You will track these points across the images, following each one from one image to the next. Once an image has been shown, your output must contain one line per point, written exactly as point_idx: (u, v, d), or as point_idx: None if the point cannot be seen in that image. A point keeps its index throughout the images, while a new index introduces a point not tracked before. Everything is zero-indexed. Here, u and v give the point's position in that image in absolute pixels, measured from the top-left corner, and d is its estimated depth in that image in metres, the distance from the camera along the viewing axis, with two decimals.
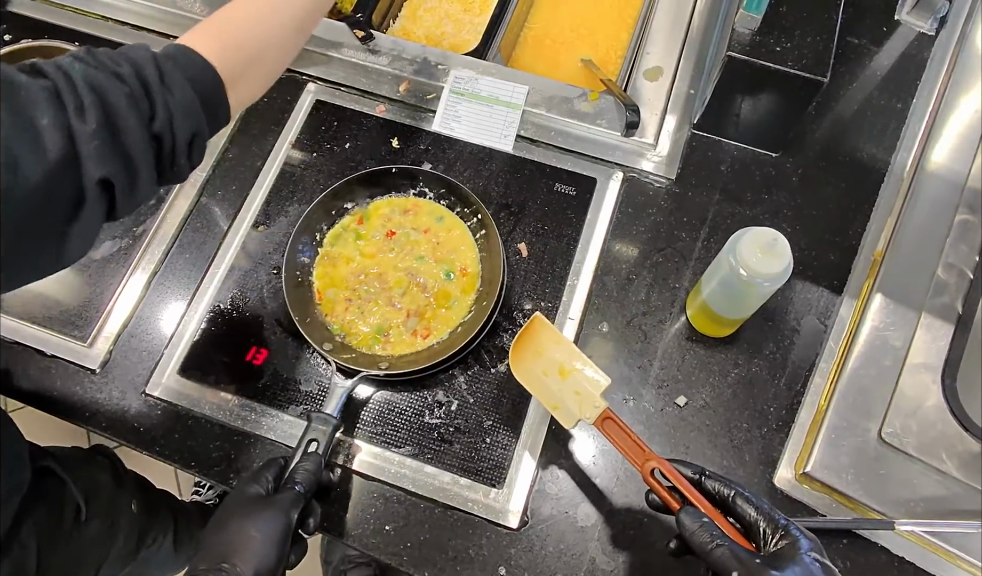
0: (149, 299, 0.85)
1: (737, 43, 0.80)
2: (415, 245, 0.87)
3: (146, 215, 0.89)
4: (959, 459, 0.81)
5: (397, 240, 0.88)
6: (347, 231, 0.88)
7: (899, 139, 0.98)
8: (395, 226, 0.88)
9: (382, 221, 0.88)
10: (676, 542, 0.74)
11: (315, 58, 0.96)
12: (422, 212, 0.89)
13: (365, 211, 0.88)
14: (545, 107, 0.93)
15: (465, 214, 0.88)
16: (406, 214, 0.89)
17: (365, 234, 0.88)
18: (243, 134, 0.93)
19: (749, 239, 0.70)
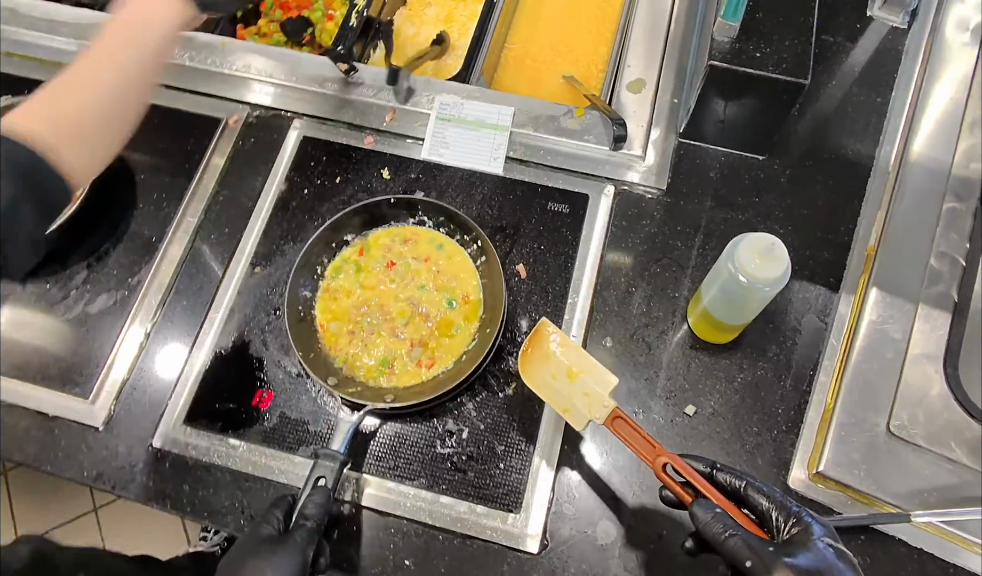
0: (149, 349, 0.84)
1: (717, 52, 0.81)
2: (415, 274, 0.87)
3: (140, 263, 0.88)
4: (969, 446, 0.82)
5: (398, 270, 0.88)
6: (348, 263, 0.88)
7: (882, 134, 1.00)
8: (395, 256, 0.88)
9: (382, 252, 0.88)
10: (691, 541, 0.73)
11: (299, 93, 0.96)
12: (421, 239, 0.89)
13: (365, 242, 0.88)
14: (531, 126, 0.94)
15: (466, 242, 0.88)
16: (406, 242, 0.89)
17: (365, 266, 0.88)
18: (231, 176, 0.93)
19: (747, 246, 0.69)
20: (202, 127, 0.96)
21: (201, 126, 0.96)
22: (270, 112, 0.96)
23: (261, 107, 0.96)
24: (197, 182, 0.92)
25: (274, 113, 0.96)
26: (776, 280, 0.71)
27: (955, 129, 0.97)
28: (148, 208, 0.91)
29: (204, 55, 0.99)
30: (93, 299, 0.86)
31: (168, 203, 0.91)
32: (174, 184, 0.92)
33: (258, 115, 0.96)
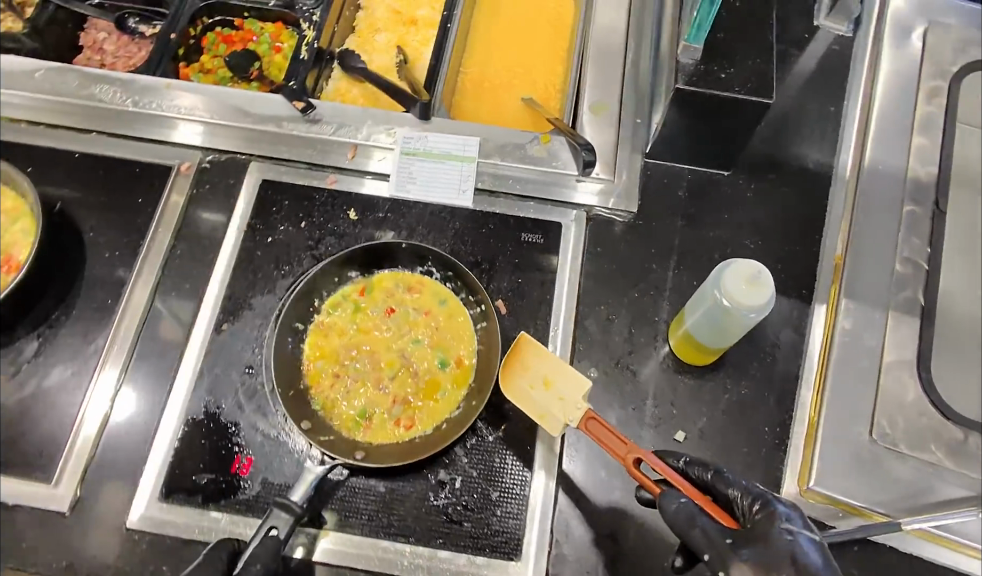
0: (120, 402, 0.79)
1: (683, 74, 0.81)
2: (413, 325, 0.85)
3: (94, 328, 0.81)
4: (946, 448, 0.84)
5: (395, 318, 0.86)
6: (347, 300, 0.86)
7: (842, 141, 1.02)
8: (396, 302, 0.86)
9: (383, 295, 0.87)
10: (680, 560, 0.74)
11: (253, 134, 0.92)
12: (426, 291, 0.87)
13: (368, 281, 0.87)
14: (498, 156, 0.92)
15: (470, 301, 0.86)
16: (410, 291, 0.87)
17: (364, 307, 0.86)
18: (187, 227, 0.88)
19: (733, 271, 0.68)
20: (152, 176, 0.90)
21: (149, 174, 0.90)
22: (225, 156, 0.91)
23: (215, 150, 0.91)
24: (152, 235, 0.86)
25: (228, 157, 0.91)
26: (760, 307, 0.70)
27: (903, 137, 1.02)
28: (99, 267, 0.84)
29: (150, 99, 0.93)
30: (46, 372, 0.79)
31: (120, 260, 0.85)
32: (125, 239, 0.86)
33: (212, 160, 0.91)
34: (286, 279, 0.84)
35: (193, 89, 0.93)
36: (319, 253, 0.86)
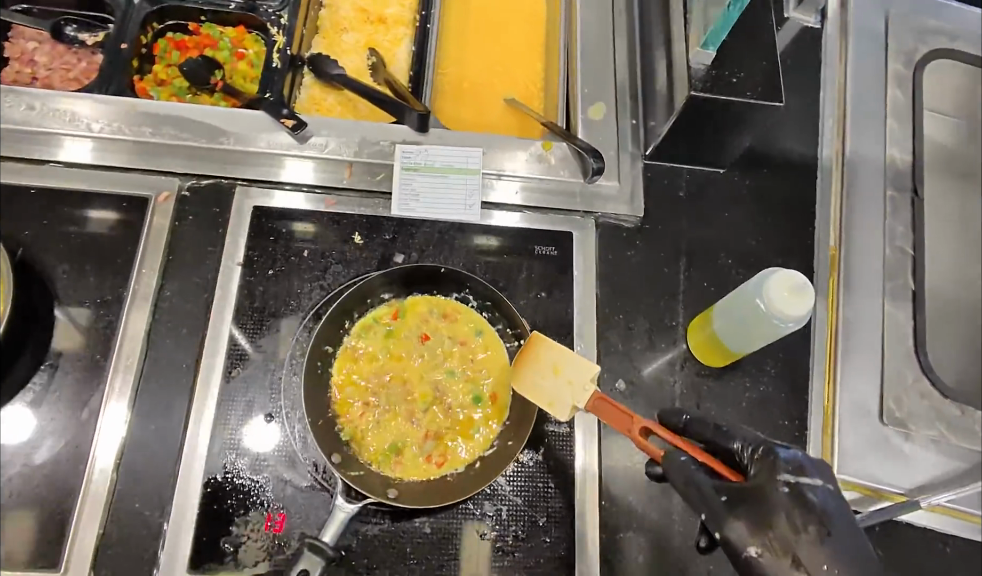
0: (135, 435, 0.73)
1: (696, 80, 0.80)
2: (447, 354, 0.81)
3: (86, 389, 0.73)
4: (946, 424, 0.91)
5: (430, 346, 0.81)
6: (378, 323, 0.81)
7: (822, 131, 1.04)
8: (430, 329, 0.82)
9: (417, 321, 0.82)
10: (704, 540, 0.78)
11: (237, 156, 0.84)
12: (461, 319, 0.83)
13: (402, 305, 0.82)
14: (503, 165, 0.89)
15: (507, 334, 0.82)
16: (445, 317, 0.83)
17: (397, 331, 0.81)
18: (173, 265, 0.80)
19: (780, 276, 0.67)
20: (128, 211, 0.81)
21: (125, 209, 0.81)
22: (206, 181, 0.84)
23: (194, 175, 0.83)
24: (136, 277, 0.78)
25: (209, 181, 0.84)
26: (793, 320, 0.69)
27: (879, 125, 1.05)
28: (81, 319, 0.76)
29: (111, 117, 0.83)
30: (37, 445, 0.70)
31: (105, 309, 0.76)
32: (107, 284, 0.77)
33: (191, 185, 0.84)
34: (296, 315, 0.79)
35: (165, 109, 0.84)
36: (327, 283, 0.81)
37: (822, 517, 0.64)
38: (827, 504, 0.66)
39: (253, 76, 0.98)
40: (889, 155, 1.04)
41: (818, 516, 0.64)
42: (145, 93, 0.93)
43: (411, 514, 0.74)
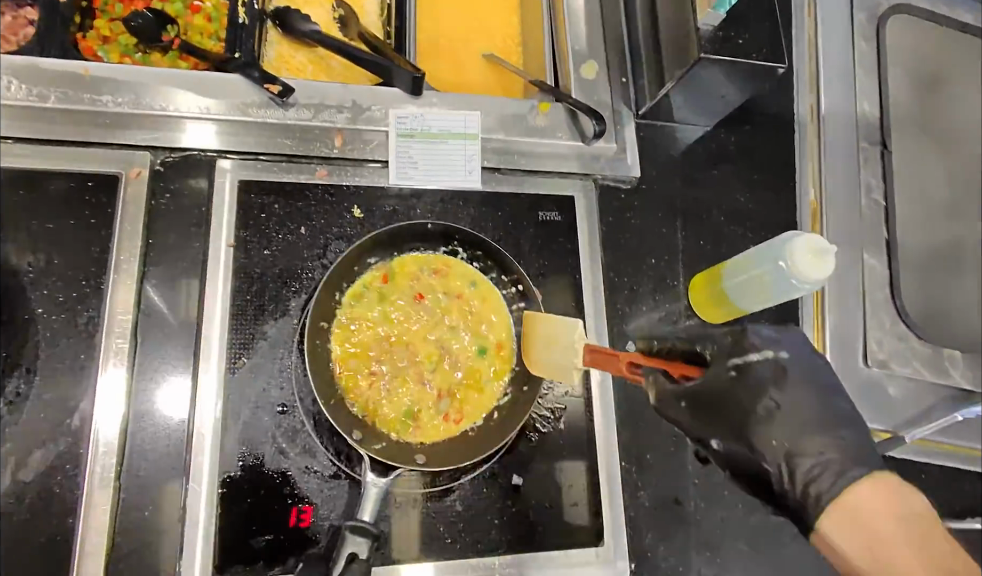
0: (137, 409, 0.68)
1: (705, 42, 0.80)
2: (446, 311, 0.79)
3: (75, 394, 0.66)
4: (923, 360, 0.98)
5: (427, 304, 0.78)
6: (369, 289, 0.77)
7: (797, 88, 1.04)
8: (424, 288, 0.79)
9: (409, 281, 0.78)
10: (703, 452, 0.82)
11: (213, 127, 0.76)
12: (453, 272, 0.80)
13: (391, 267, 0.78)
14: (501, 129, 0.84)
15: (503, 282, 0.80)
16: (436, 273, 0.79)
17: (390, 295, 0.77)
18: (156, 252, 0.73)
19: (802, 238, 0.68)
20: (95, 192, 0.72)
21: (91, 190, 0.72)
22: (179, 154, 0.76)
23: (167, 148, 0.75)
24: (116, 266, 0.70)
25: (183, 154, 0.76)
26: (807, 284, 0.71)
27: (848, 78, 1.06)
28: (58, 318, 0.68)
29: (66, 85, 0.73)
30: (28, 459, 0.64)
31: (84, 304, 0.69)
32: (83, 277, 0.69)
33: (164, 161, 0.76)
34: (300, 296, 0.74)
35: (118, 73, 0.74)
36: (328, 260, 0.76)
37: (792, 390, 0.62)
38: (798, 375, 0.63)
39: (211, 32, 0.86)
40: (859, 110, 1.05)
41: (787, 390, 0.62)
42: (91, 54, 0.80)
43: (440, 495, 0.73)
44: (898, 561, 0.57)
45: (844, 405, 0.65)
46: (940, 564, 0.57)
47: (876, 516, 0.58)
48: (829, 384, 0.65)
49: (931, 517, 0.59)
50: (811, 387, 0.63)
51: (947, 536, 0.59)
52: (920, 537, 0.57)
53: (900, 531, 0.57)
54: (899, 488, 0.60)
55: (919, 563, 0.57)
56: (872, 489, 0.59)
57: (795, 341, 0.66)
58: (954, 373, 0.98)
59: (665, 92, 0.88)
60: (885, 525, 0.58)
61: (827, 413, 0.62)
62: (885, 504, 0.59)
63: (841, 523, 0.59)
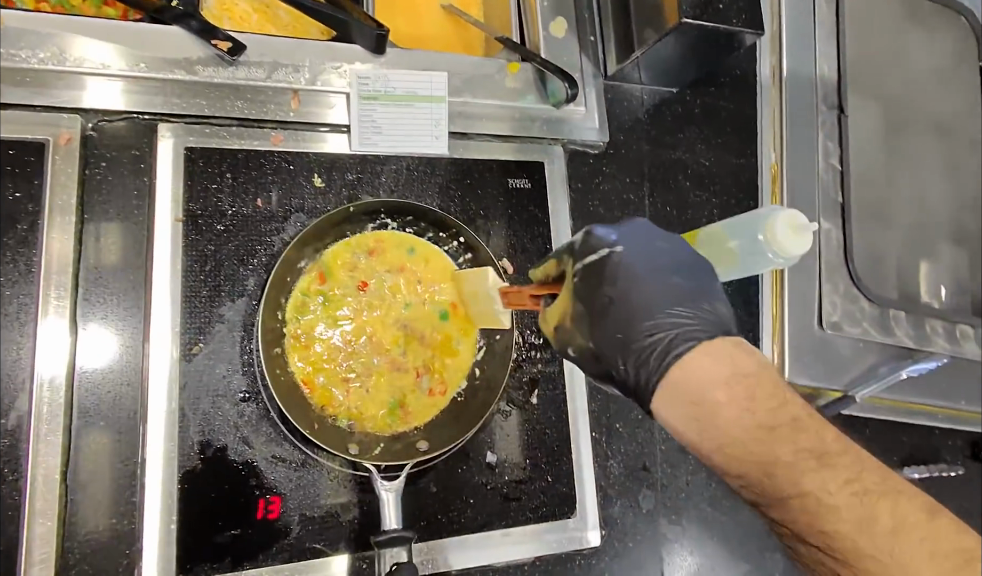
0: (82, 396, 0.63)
1: (688, 6, 0.79)
2: (395, 290, 0.75)
3: (8, 391, 0.60)
4: (874, 320, 0.99)
5: (373, 290, 0.74)
6: (309, 296, 0.71)
7: (757, 50, 1.02)
8: (365, 274, 0.74)
9: (346, 270, 0.73)
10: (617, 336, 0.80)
11: (152, 87, 0.69)
12: (388, 246, 0.75)
13: (323, 264, 0.72)
14: (467, 92, 0.80)
15: (443, 238, 0.77)
16: (372, 254, 0.75)
17: (333, 293, 0.72)
18: (96, 227, 0.67)
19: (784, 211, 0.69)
20: (18, 161, 0.64)
21: (14, 158, 0.64)
22: (116, 118, 0.69)
23: (99, 111, 0.68)
24: (48, 245, 0.63)
25: (123, 118, 0.69)
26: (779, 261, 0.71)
27: (810, 36, 1.02)
28: None
29: None
30: None
31: (12, 289, 0.61)
32: (9, 258, 0.62)
33: (96, 124, 0.68)
34: (258, 272, 0.69)
35: (39, 23, 0.65)
36: (289, 234, 0.71)
37: (630, 281, 0.60)
38: (635, 264, 0.60)
39: None
40: (818, 73, 1.01)
41: (624, 284, 0.60)
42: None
43: (415, 477, 0.71)
44: (718, 420, 0.54)
45: (681, 280, 0.61)
46: (760, 416, 0.55)
47: (700, 379, 0.56)
48: (675, 265, 0.62)
49: (755, 369, 0.56)
50: (650, 275, 0.61)
51: (773, 386, 0.57)
52: (740, 393, 0.55)
53: (717, 390, 0.55)
54: (724, 346, 0.57)
55: (739, 421, 0.54)
56: (697, 351, 0.57)
57: (637, 230, 0.63)
58: (898, 331, 1.00)
59: (633, 59, 0.87)
60: (704, 384, 0.55)
61: (667, 294, 0.60)
62: (708, 363, 0.56)
63: (666, 392, 0.56)
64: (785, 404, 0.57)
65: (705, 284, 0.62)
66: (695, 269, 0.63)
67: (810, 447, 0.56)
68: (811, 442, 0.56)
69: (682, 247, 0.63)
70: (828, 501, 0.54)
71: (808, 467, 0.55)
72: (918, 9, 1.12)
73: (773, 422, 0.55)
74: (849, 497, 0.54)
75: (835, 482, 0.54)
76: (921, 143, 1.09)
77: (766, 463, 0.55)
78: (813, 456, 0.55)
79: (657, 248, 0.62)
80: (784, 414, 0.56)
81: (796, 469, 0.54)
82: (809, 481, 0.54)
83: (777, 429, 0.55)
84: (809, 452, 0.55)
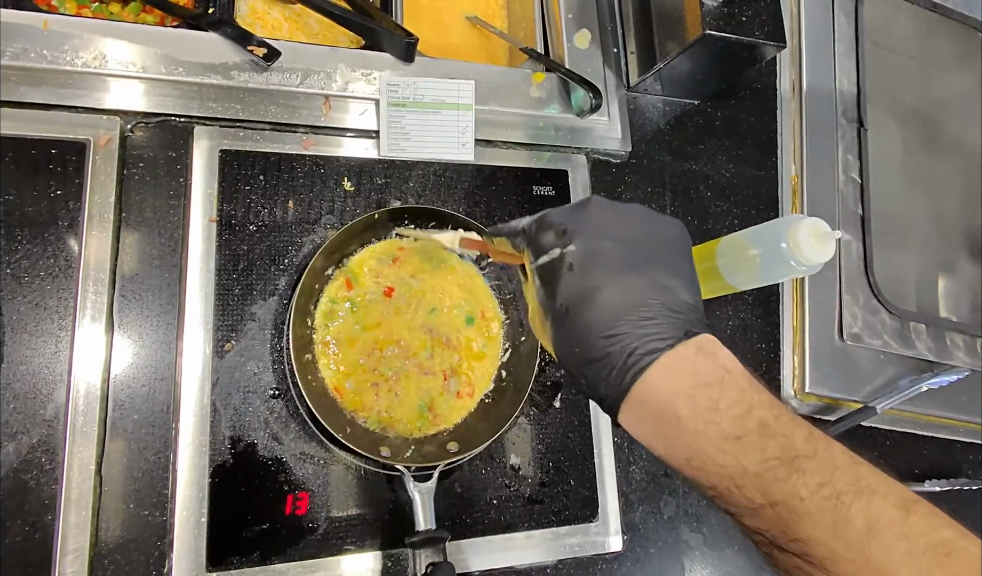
0: (116, 389, 0.64)
1: (711, 18, 0.80)
2: (420, 295, 0.76)
3: (45, 383, 0.61)
4: (894, 331, 0.98)
5: (399, 296, 0.75)
6: (338, 301, 0.73)
7: (778, 63, 1.04)
8: (390, 280, 0.75)
9: (371, 276, 0.74)
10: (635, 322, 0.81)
11: (189, 90, 0.71)
12: (412, 252, 0.76)
13: (349, 270, 0.73)
14: (493, 100, 0.82)
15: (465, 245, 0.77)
16: (396, 260, 0.76)
17: (361, 299, 0.73)
18: (133, 224, 0.68)
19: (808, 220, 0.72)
20: (60, 160, 0.66)
21: (57, 157, 0.66)
22: (153, 121, 0.71)
23: (136, 113, 0.70)
24: (87, 242, 0.65)
25: (159, 120, 0.71)
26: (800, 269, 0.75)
27: (829, 50, 1.03)
28: (25, 299, 0.62)
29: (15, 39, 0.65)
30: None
31: (53, 284, 0.63)
32: (51, 253, 0.64)
33: (134, 127, 0.70)
34: (287, 274, 0.71)
35: (82, 28, 0.67)
36: (319, 236, 0.73)
37: (586, 288, 0.63)
38: (588, 266, 0.63)
39: None
40: (838, 86, 1.02)
41: (579, 290, 0.63)
42: (45, 3, 0.72)
43: (441, 475, 0.72)
44: (683, 433, 0.58)
45: (635, 281, 0.64)
46: (727, 426, 0.58)
47: (664, 396, 0.59)
48: (626, 255, 0.64)
49: (721, 377, 0.60)
50: (606, 274, 0.63)
51: (739, 390, 0.60)
52: (702, 404, 0.58)
53: (680, 405, 0.58)
54: (687, 354, 0.61)
55: (705, 434, 0.58)
56: (660, 366, 0.60)
57: (592, 225, 0.65)
58: (919, 344, 1.00)
59: (656, 70, 0.88)
60: (667, 398, 0.59)
61: (622, 299, 0.63)
62: (674, 378, 0.60)
63: (634, 411, 0.61)
64: (751, 408, 0.60)
65: (654, 271, 0.65)
66: (649, 262, 0.65)
67: (778, 453, 0.58)
68: (781, 447, 0.59)
69: (639, 244, 0.66)
70: (798, 509, 0.57)
71: (777, 475, 0.57)
72: (936, 25, 1.13)
73: (740, 431, 0.58)
74: (816, 500, 0.57)
75: (806, 488, 0.57)
76: (940, 157, 1.09)
77: (732, 472, 0.58)
78: (780, 461, 0.58)
79: (610, 244, 0.64)
80: (752, 422, 0.59)
81: (763, 477, 0.57)
82: (779, 489, 0.57)
83: (742, 438, 0.58)
84: (777, 460, 0.58)
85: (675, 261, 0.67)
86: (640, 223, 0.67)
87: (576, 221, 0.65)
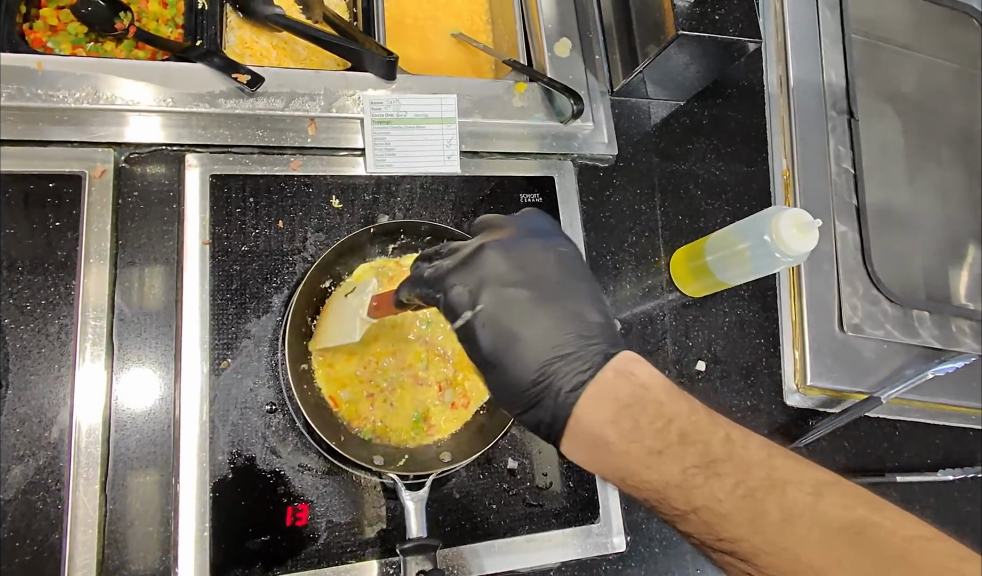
0: (118, 411, 0.67)
1: (683, 19, 0.81)
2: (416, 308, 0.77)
3: (50, 406, 0.64)
4: (896, 321, 0.97)
5: None
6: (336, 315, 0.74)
7: (764, 59, 1.04)
8: None
9: None
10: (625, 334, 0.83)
11: (181, 119, 0.74)
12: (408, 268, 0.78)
13: (349, 284, 0.75)
14: (476, 112, 0.83)
15: None
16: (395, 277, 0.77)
17: None
18: (130, 252, 0.71)
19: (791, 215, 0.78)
20: (57, 194, 0.69)
21: (54, 190, 0.69)
22: (145, 151, 0.73)
23: (131, 145, 0.73)
24: (86, 271, 0.68)
25: (151, 150, 0.73)
26: (787, 260, 0.80)
27: (815, 43, 1.03)
28: (27, 328, 0.65)
29: (11, 79, 0.68)
30: (5, 477, 0.62)
31: (54, 312, 0.66)
32: (52, 282, 0.67)
33: (128, 157, 0.73)
34: (281, 292, 0.73)
35: (75, 65, 0.70)
36: (310, 253, 0.75)
37: (504, 338, 0.62)
38: (499, 317, 0.62)
39: (168, 18, 0.80)
40: (825, 80, 1.02)
41: (500, 343, 0.62)
42: (41, 44, 0.75)
43: (439, 483, 0.73)
44: (610, 455, 0.57)
45: (548, 310, 0.63)
46: (650, 441, 0.57)
47: (589, 426, 0.58)
48: (534, 297, 0.63)
49: (638, 396, 0.58)
50: (517, 319, 0.62)
51: (658, 404, 0.58)
52: (625, 426, 0.57)
53: (606, 431, 0.57)
54: (604, 381, 0.59)
55: (628, 453, 0.57)
56: (588, 398, 0.59)
57: (489, 267, 0.63)
58: (922, 332, 0.98)
59: (638, 72, 0.89)
60: (594, 428, 0.58)
61: (543, 337, 0.62)
62: (595, 405, 0.59)
63: (576, 448, 0.60)
64: (672, 421, 0.58)
65: (563, 301, 0.64)
66: (555, 291, 0.64)
67: (699, 460, 0.57)
68: (723, 460, 0.58)
69: (540, 274, 0.64)
70: (719, 511, 0.56)
71: (718, 486, 0.57)
72: (925, 12, 1.12)
73: (661, 444, 0.57)
74: (765, 500, 0.57)
75: (723, 489, 0.57)
76: (940, 146, 1.09)
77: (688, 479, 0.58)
78: (701, 469, 0.57)
79: (513, 285, 0.63)
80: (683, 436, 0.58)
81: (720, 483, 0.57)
82: (720, 499, 0.57)
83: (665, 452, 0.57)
84: (700, 468, 0.57)
85: (580, 285, 0.66)
86: (533, 249, 0.65)
87: (472, 264, 0.63)
